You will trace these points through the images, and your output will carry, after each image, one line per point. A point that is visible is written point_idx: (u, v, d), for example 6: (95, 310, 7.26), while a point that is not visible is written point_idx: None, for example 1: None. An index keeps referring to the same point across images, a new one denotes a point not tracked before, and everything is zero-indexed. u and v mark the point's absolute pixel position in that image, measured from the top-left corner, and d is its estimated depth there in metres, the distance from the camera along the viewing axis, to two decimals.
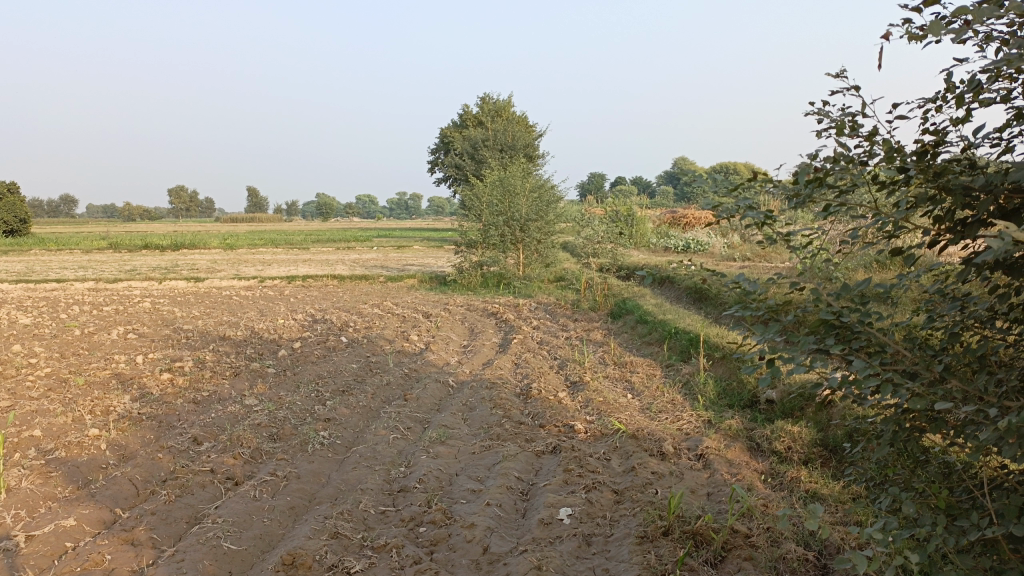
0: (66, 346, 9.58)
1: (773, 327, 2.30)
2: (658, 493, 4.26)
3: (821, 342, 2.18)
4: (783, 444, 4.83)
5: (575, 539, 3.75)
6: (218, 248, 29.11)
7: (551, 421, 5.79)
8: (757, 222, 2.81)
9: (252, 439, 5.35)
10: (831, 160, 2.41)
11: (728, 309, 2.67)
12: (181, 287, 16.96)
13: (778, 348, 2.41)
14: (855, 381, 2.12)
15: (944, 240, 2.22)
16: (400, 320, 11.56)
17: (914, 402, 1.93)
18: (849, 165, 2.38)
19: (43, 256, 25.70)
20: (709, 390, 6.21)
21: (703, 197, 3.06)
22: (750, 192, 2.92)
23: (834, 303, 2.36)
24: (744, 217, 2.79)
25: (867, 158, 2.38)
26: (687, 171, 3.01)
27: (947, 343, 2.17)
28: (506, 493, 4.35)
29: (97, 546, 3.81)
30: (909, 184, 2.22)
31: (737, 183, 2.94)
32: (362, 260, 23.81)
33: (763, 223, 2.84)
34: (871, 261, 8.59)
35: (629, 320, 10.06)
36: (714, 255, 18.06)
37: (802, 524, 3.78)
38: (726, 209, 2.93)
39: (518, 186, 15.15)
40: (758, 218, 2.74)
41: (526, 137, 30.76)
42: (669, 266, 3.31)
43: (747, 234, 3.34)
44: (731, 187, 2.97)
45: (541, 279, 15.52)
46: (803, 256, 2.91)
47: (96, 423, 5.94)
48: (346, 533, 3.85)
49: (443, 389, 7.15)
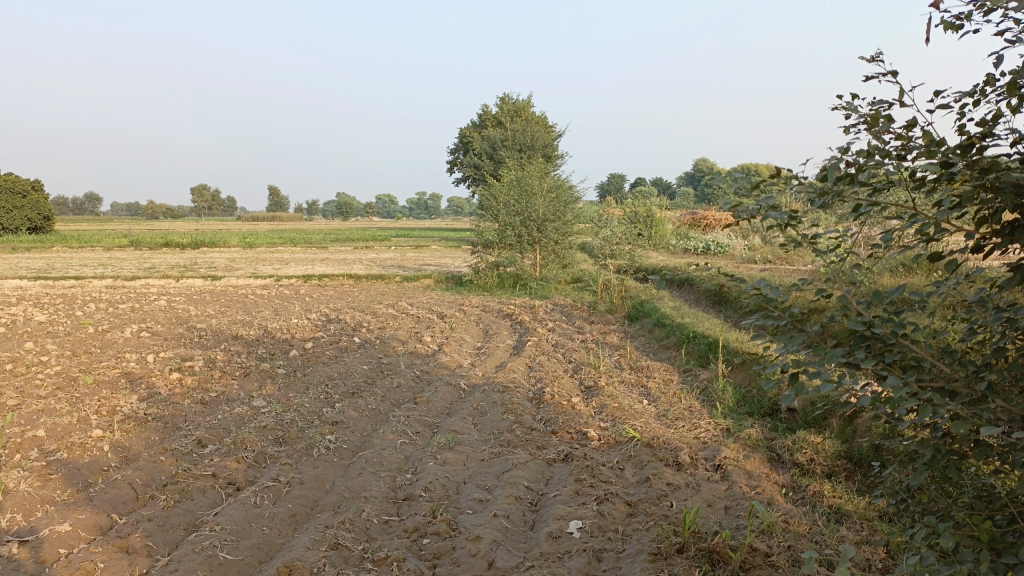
0: (78, 344, 9.53)
1: (797, 338, 2.14)
2: (674, 506, 4.08)
3: (851, 356, 2.01)
4: (806, 456, 4.63)
5: (585, 554, 3.58)
6: (237, 246, 29.16)
7: (563, 427, 5.62)
8: (781, 223, 2.63)
9: (256, 443, 5.23)
10: (863, 155, 2.24)
11: (748, 317, 2.50)
12: (198, 285, 16.93)
13: (803, 361, 2.24)
14: (888, 400, 1.94)
15: (990, 243, 2.05)
16: (414, 320, 11.42)
17: (957, 424, 1.75)
18: (884, 160, 2.20)
19: (66, 252, 25.88)
20: (728, 397, 6.01)
21: (723, 196, 2.89)
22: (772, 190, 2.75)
23: (864, 311, 2.18)
24: (767, 217, 2.62)
25: (905, 153, 2.21)
26: (707, 168, 2.83)
27: (990, 358, 1.98)
28: (515, 504, 4.19)
29: (91, 553, 3.69)
30: (953, 181, 2.05)
31: (759, 182, 2.77)
32: (380, 259, 23.72)
33: (788, 224, 2.67)
34: (898, 265, 8.33)
35: (646, 323, 9.85)
36: (734, 257, 17.78)
37: (825, 543, 3.59)
38: (747, 209, 2.75)
39: (535, 186, 14.99)
40: (783, 219, 2.57)
41: (547, 137, 30.50)
42: (686, 269, 3.12)
43: (769, 236, 3.15)
44: (753, 186, 2.80)
45: (558, 280, 15.33)
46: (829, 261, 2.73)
47: (101, 424, 5.85)
48: (347, 544, 3.70)
49: (455, 393, 7.00)
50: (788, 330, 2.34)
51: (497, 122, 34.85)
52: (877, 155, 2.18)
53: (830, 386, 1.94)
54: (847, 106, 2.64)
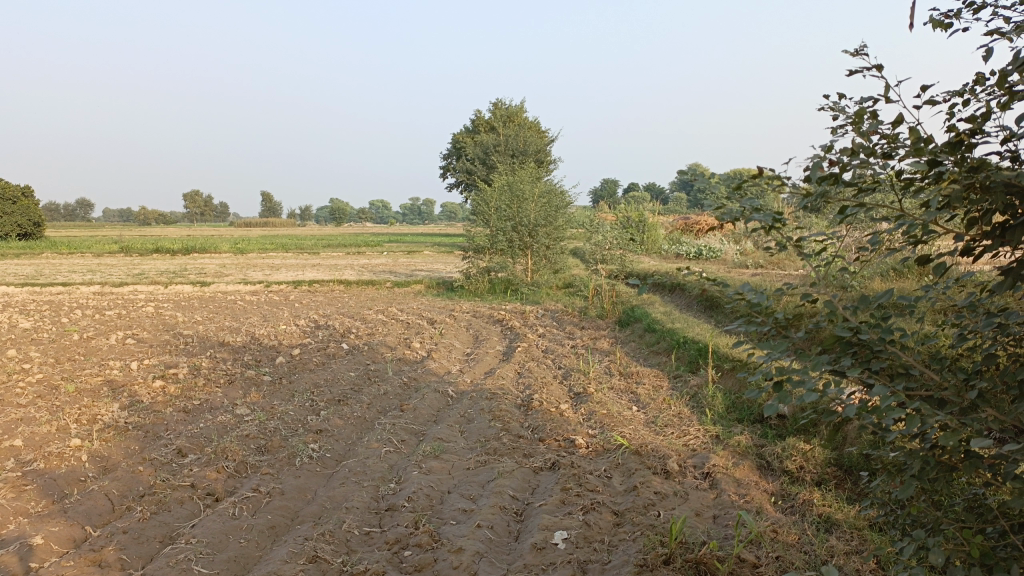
0: (62, 351, 9.40)
1: (782, 345, 2.06)
2: (661, 516, 4.01)
3: (837, 364, 1.93)
4: (795, 463, 4.56)
5: (570, 566, 3.49)
6: (228, 252, 29.02)
7: (551, 435, 5.54)
8: (766, 226, 2.55)
9: (238, 452, 5.12)
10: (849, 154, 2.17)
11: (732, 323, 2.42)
12: (187, 291, 16.80)
13: (787, 369, 2.16)
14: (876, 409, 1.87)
15: (980, 246, 1.98)
16: (404, 326, 11.32)
17: (946, 436, 1.67)
18: (870, 159, 2.13)
19: (54, 259, 25.67)
20: (717, 403, 5.94)
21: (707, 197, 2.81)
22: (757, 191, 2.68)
23: (850, 316, 2.10)
24: (750, 218, 2.55)
25: (891, 152, 2.14)
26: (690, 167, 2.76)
27: (981, 365, 1.91)
28: (499, 514, 4.10)
29: (62, 567, 3.58)
30: (942, 181, 1.98)
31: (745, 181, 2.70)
32: (371, 265, 23.60)
33: (772, 227, 2.61)
34: (889, 269, 8.28)
35: (636, 329, 9.79)
36: (726, 262, 17.76)
37: (814, 553, 3.51)
38: (732, 212, 2.68)
39: (526, 191, 14.93)
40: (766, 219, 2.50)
41: (539, 142, 30.46)
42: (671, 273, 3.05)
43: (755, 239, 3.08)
44: (738, 186, 2.74)
45: (549, 285, 15.25)
46: (816, 265, 2.66)
47: (81, 433, 5.74)
48: (325, 556, 3.61)
49: (442, 399, 6.92)
50: (773, 336, 2.27)
51: (490, 128, 34.80)
52: (862, 152, 2.10)
53: (816, 394, 1.86)
54: (833, 106, 2.57)
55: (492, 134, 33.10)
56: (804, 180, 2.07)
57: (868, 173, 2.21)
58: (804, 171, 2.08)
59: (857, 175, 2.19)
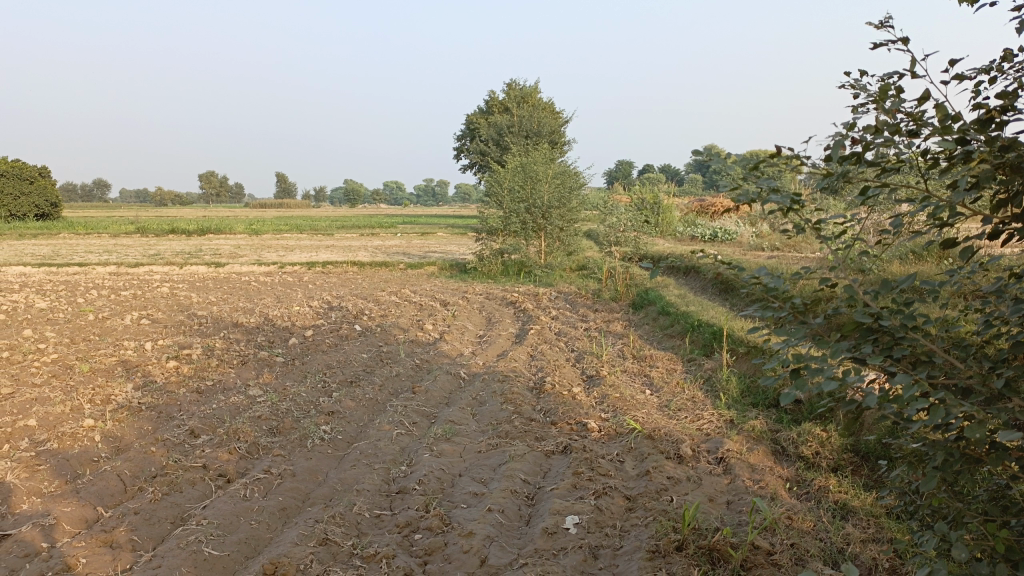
0: (78, 331, 9.45)
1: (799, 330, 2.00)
2: (673, 501, 3.97)
3: (858, 351, 1.87)
4: (811, 449, 4.49)
5: (581, 551, 3.46)
6: (243, 233, 29.11)
7: (563, 418, 5.50)
8: (784, 208, 2.48)
9: (249, 433, 5.12)
10: (872, 132, 2.09)
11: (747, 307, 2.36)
12: (201, 272, 16.87)
13: (805, 355, 2.10)
14: (898, 399, 1.81)
15: (1007, 229, 1.91)
16: (417, 308, 11.30)
17: (971, 428, 1.61)
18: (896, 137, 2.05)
19: (71, 239, 25.85)
20: (732, 387, 5.87)
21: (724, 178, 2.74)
22: (776, 174, 2.60)
23: (871, 302, 2.03)
24: (768, 201, 2.47)
25: (917, 130, 2.06)
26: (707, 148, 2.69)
27: (1008, 354, 1.84)
28: (510, 498, 4.07)
29: (74, 548, 3.59)
30: (970, 161, 1.90)
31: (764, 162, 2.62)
32: (385, 246, 23.60)
33: (791, 209, 2.53)
34: (908, 252, 8.14)
35: (650, 312, 9.71)
36: (741, 245, 17.61)
37: (830, 541, 3.46)
38: (748, 192, 2.60)
39: (540, 172, 14.83)
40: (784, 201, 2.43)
41: (553, 123, 30.24)
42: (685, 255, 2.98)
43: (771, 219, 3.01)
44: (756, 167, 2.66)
45: (563, 267, 15.17)
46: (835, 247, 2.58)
47: (94, 413, 5.77)
48: (336, 539, 3.60)
49: (454, 382, 6.89)
50: (791, 321, 2.21)
51: (504, 109, 34.58)
52: (887, 131, 2.02)
53: (835, 383, 1.81)
54: (855, 84, 2.49)
55: (506, 115, 32.89)
56: (826, 160, 1.98)
57: (893, 153, 2.13)
58: (826, 150, 2.00)
59: (881, 154, 2.11)
